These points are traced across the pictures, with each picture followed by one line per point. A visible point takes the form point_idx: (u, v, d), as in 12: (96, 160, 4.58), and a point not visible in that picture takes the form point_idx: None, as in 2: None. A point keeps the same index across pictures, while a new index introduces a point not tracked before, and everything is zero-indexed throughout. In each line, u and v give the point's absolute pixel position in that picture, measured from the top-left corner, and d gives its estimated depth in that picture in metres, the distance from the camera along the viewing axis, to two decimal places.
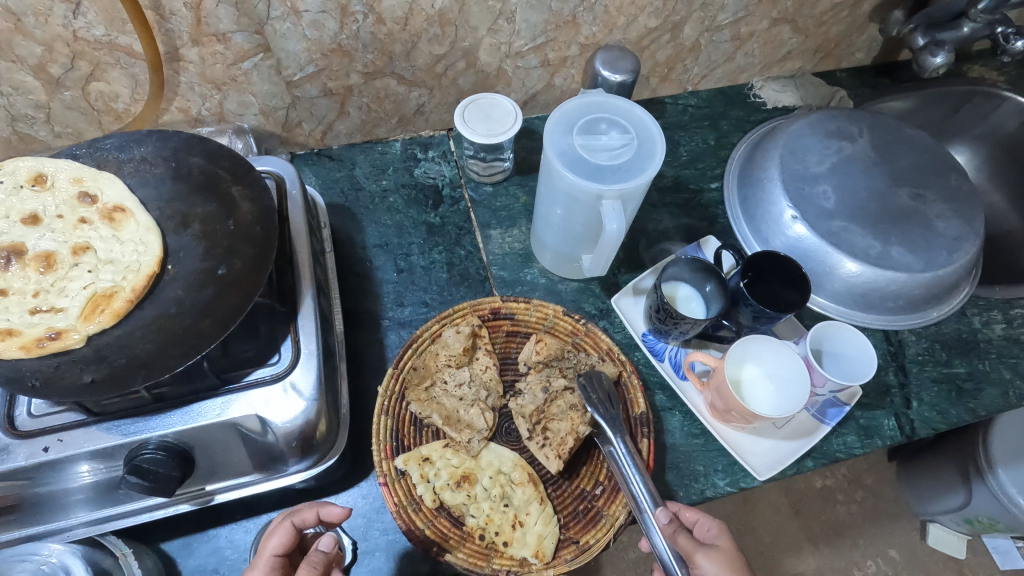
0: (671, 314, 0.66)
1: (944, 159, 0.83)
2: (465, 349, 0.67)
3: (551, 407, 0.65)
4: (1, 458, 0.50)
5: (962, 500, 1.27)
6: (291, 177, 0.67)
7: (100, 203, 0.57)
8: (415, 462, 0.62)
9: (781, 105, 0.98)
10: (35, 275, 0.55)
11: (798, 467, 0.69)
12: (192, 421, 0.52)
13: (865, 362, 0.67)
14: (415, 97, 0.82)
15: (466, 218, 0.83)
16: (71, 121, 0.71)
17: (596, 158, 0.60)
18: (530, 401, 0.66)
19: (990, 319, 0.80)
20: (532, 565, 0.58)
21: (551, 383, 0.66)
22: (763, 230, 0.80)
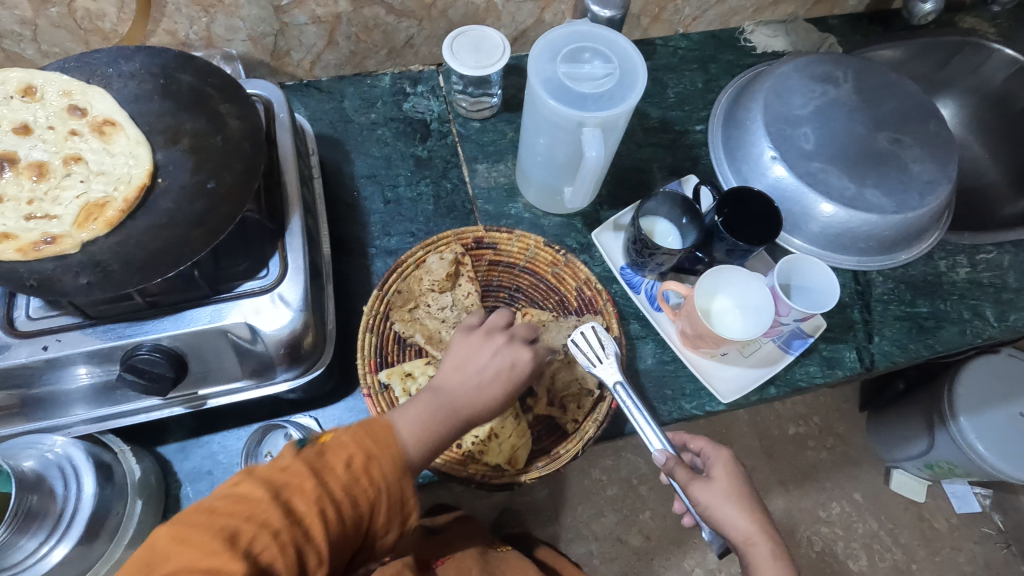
0: (646, 244, 0.69)
1: (926, 106, 0.85)
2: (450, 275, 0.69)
3: (555, 383, 0.67)
4: (4, 354, 0.53)
5: (925, 445, 1.33)
6: (280, 101, 0.68)
7: (90, 116, 0.57)
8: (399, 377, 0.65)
9: (771, 50, 0.98)
10: (29, 183, 0.56)
11: (761, 394, 0.73)
12: (185, 326, 0.55)
13: (830, 293, 0.70)
14: (404, 28, 0.82)
15: (453, 152, 0.85)
16: (58, 40, 0.71)
17: (579, 86, 0.61)
18: None
19: (956, 263, 0.83)
20: (505, 471, 0.62)
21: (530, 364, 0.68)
22: (745, 171, 0.82)
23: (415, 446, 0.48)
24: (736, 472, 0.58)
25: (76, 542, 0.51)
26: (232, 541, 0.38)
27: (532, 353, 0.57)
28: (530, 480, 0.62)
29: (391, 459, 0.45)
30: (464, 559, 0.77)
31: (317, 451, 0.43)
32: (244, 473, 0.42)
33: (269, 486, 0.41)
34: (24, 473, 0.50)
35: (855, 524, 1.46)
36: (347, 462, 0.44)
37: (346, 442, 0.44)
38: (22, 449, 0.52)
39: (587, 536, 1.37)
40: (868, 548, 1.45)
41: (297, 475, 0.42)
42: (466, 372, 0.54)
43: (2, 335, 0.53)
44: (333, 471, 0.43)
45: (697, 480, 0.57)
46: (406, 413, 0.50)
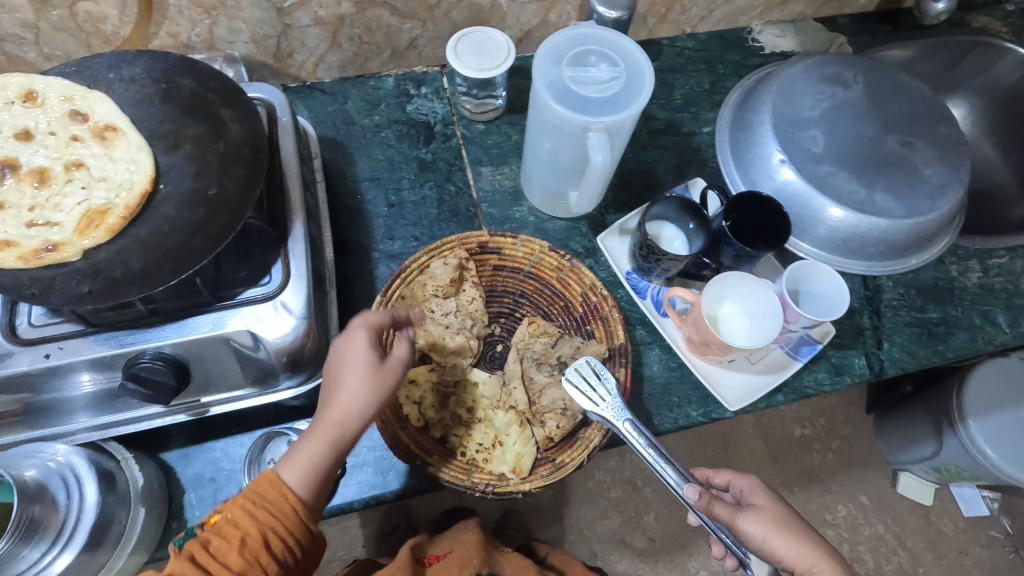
0: (652, 250, 0.68)
1: (937, 109, 0.83)
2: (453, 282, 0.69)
3: (540, 399, 0.66)
4: (4, 363, 0.52)
5: (933, 449, 1.32)
6: (282, 105, 0.67)
7: (92, 121, 0.57)
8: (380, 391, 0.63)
9: (779, 51, 0.97)
10: (30, 189, 0.55)
11: (768, 401, 0.72)
12: (187, 334, 0.54)
13: (838, 300, 0.69)
14: (408, 30, 0.81)
15: (457, 154, 0.84)
16: (59, 43, 0.70)
17: (584, 90, 0.60)
18: (486, 390, 0.67)
19: (967, 268, 0.82)
20: (510, 479, 0.61)
21: (531, 375, 0.68)
22: (752, 174, 0.81)
23: (305, 493, 0.51)
24: (770, 500, 0.59)
25: (78, 550, 0.51)
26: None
27: (366, 331, 0.55)
28: (535, 489, 0.61)
29: (285, 518, 0.49)
30: (463, 552, 0.77)
31: (205, 540, 0.46)
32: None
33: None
34: (26, 483, 0.49)
35: (861, 527, 1.45)
36: (235, 538, 0.46)
37: (234, 519, 0.47)
38: (23, 458, 0.52)
39: (591, 537, 1.36)
40: (874, 551, 1.44)
41: (185, 571, 0.44)
42: (352, 404, 0.53)
43: (3, 343, 0.53)
44: (228, 553, 0.46)
45: (738, 511, 0.57)
46: (291, 458, 0.52)
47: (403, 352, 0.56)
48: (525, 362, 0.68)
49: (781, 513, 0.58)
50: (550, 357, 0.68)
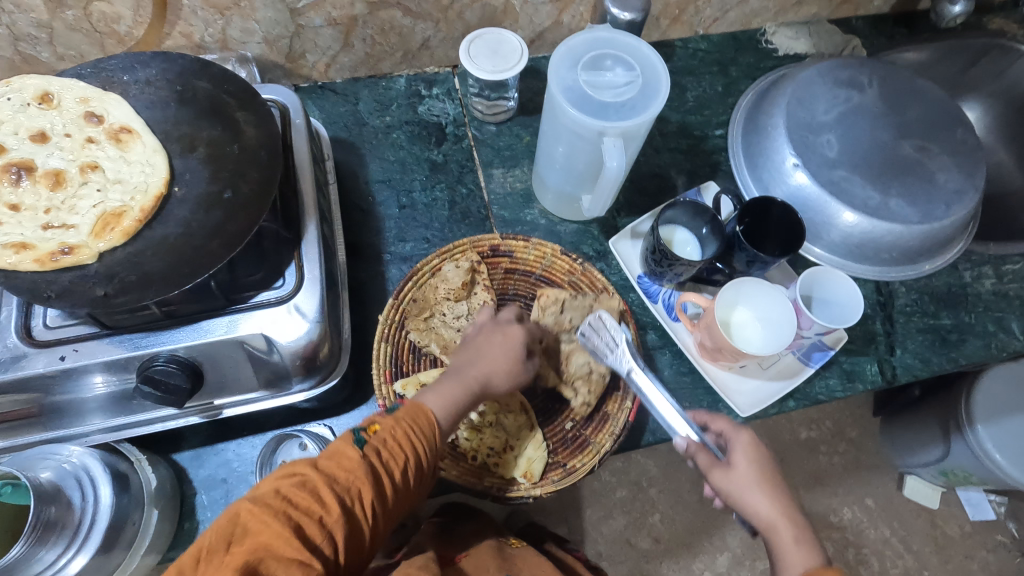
0: (666, 255, 0.68)
1: (952, 114, 0.82)
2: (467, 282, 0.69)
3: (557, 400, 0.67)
4: (21, 364, 0.53)
5: (940, 453, 1.32)
6: (295, 106, 0.67)
7: (107, 123, 0.57)
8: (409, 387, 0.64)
9: (793, 53, 0.96)
10: (46, 192, 0.55)
11: (780, 407, 0.71)
12: (201, 337, 0.55)
13: (853, 307, 0.69)
14: (420, 31, 0.81)
15: (469, 156, 0.84)
16: (73, 43, 0.70)
17: (600, 94, 0.60)
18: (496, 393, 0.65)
19: (981, 274, 0.82)
20: (521, 484, 0.61)
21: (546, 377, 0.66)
22: (765, 178, 0.80)
23: (447, 426, 0.55)
24: (758, 456, 0.58)
25: (93, 551, 0.52)
26: (301, 531, 0.43)
27: (524, 328, 0.63)
28: (546, 493, 0.61)
29: (428, 445, 0.52)
30: (481, 559, 0.76)
31: (376, 449, 0.49)
32: (310, 462, 0.47)
33: (329, 482, 0.46)
34: (42, 484, 0.50)
35: (866, 530, 1.45)
36: (400, 456, 0.49)
37: (397, 437, 0.50)
38: (37, 460, 0.52)
39: (597, 537, 1.37)
40: (879, 555, 1.44)
41: (361, 479, 0.46)
42: (500, 369, 0.59)
43: (19, 344, 0.53)
44: (395, 469, 0.49)
45: (718, 468, 0.58)
46: (435, 393, 0.56)
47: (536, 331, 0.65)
48: (545, 336, 0.67)
49: (761, 474, 0.57)
50: (565, 326, 0.68)
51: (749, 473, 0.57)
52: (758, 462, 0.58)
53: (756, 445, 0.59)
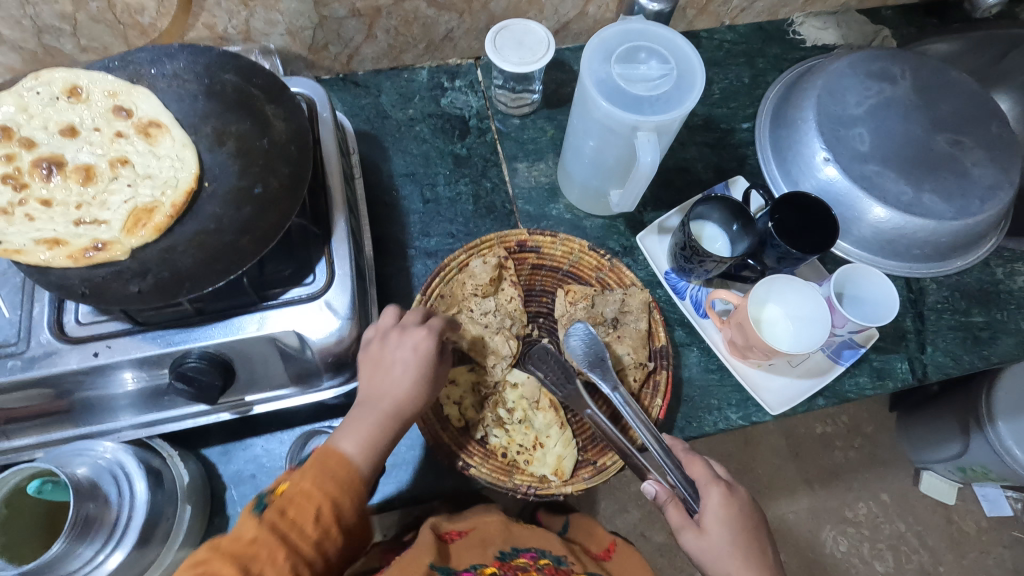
0: (697, 251, 0.67)
1: (987, 107, 0.81)
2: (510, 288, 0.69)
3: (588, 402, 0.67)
4: (54, 360, 0.53)
5: (958, 449, 1.31)
6: (322, 100, 0.66)
7: (136, 118, 0.56)
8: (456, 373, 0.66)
9: (821, 44, 0.94)
10: (77, 187, 0.55)
11: (809, 405, 0.71)
12: (233, 333, 0.54)
13: (887, 305, 0.68)
14: (444, 22, 0.80)
15: (493, 149, 0.83)
16: (97, 35, 0.70)
17: (634, 88, 0.59)
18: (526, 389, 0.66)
19: (1014, 271, 0.80)
20: (551, 482, 0.61)
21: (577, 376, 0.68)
22: (794, 172, 0.79)
23: (363, 462, 0.52)
24: (730, 517, 0.56)
25: (131, 548, 0.51)
26: None
27: (426, 332, 0.58)
28: (576, 492, 0.61)
29: (346, 489, 0.50)
30: (485, 525, 0.65)
31: (278, 511, 0.47)
32: (212, 543, 0.45)
33: (236, 558, 0.44)
34: (80, 480, 0.50)
35: (881, 525, 1.44)
36: (309, 512, 0.48)
37: (304, 490, 0.48)
38: (73, 456, 0.52)
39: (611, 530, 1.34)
40: (895, 550, 1.43)
41: (266, 547, 0.45)
42: (404, 404, 0.56)
43: (53, 340, 0.53)
44: (301, 530, 0.47)
45: (692, 530, 0.57)
46: (350, 430, 0.54)
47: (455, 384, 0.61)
48: None
49: (735, 532, 0.56)
50: (599, 318, 0.68)
51: (724, 542, 0.55)
52: (732, 519, 0.56)
53: (731, 499, 0.57)
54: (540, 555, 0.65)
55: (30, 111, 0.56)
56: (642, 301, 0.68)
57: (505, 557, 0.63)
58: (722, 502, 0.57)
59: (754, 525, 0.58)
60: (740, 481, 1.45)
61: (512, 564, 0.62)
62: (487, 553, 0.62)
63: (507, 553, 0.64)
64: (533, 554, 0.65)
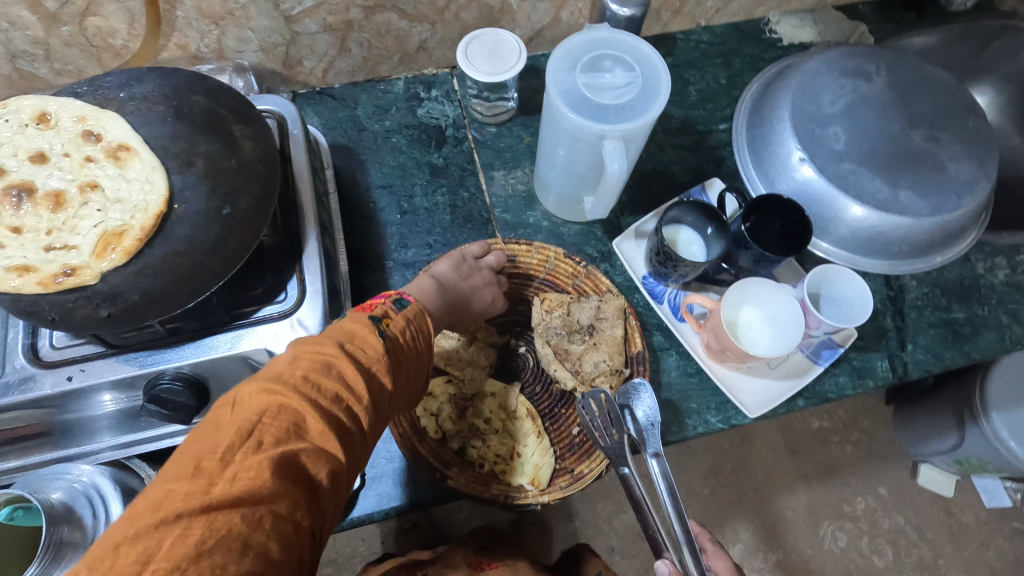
0: (670, 256, 0.67)
1: (964, 101, 0.80)
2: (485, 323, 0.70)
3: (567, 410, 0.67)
4: (28, 386, 0.53)
5: (954, 442, 1.30)
6: (292, 116, 0.67)
7: (105, 142, 0.56)
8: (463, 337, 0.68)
9: (798, 42, 0.94)
10: (47, 215, 0.55)
11: (789, 406, 0.71)
12: (206, 353, 0.55)
13: (860, 305, 0.68)
14: (417, 33, 0.80)
15: (470, 158, 0.83)
16: (71, 58, 0.70)
17: (599, 97, 0.59)
18: (505, 399, 0.67)
19: (994, 265, 0.80)
20: (528, 491, 0.61)
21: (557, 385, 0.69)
22: (770, 173, 0.79)
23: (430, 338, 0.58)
24: None
25: None
26: (334, 420, 0.42)
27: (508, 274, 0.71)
28: (553, 500, 0.61)
29: (426, 344, 0.54)
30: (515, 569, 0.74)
31: (393, 340, 0.49)
32: (336, 345, 0.46)
33: (358, 370, 0.45)
34: (53, 505, 0.51)
35: (880, 519, 1.43)
36: (407, 354, 0.50)
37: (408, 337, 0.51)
38: (49, 481, 0.53)
39: (608, 532, 1.32)
40: (894, 544, 1.42)
41: (384, 368, 0.47)
42: (473, 311, 0.66)
43: (27, 365, 0.54)
44: (404, 363, 0.50)
45: None
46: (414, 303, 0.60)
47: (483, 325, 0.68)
48: (555, 337, 0.68)
49: None
50: (575, 326, 0.68)
51: None
52: None
53: None
54: None
55: None
56: (617, 308, 0.68)
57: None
58: None
59: None
60: (737, 479, 1.45)
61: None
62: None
63: None
64: None
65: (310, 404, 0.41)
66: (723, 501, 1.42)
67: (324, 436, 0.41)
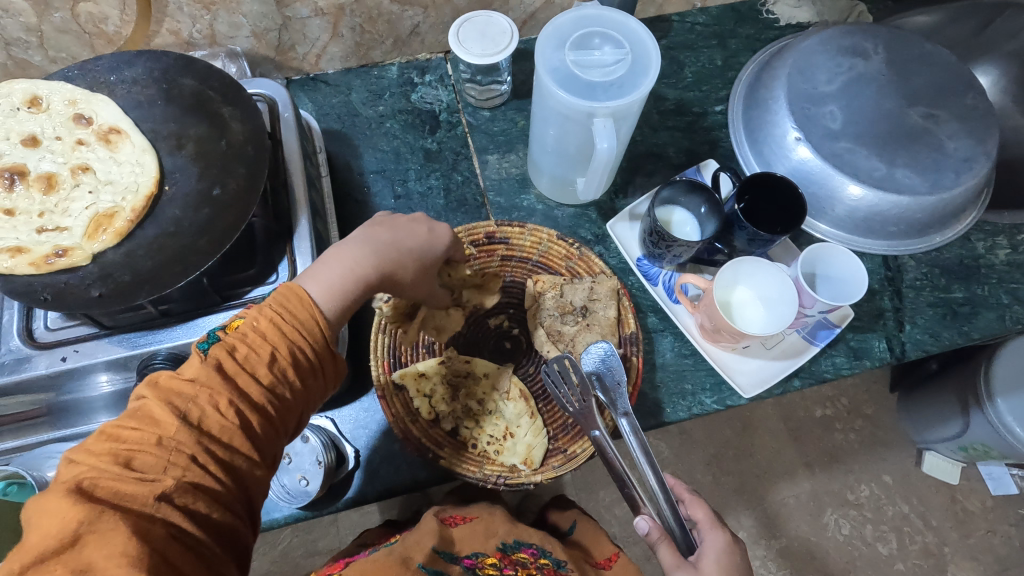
0: (663, 236, 0.67)
1: (964, 78, 0.79)
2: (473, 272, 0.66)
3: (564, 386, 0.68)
4: (25, 366, 0.54)
5: (959, 428, 1.28)
6: (283, 100, 0.67)
7: (96, 125, 0.57)
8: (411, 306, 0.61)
9: (795, 22, 0.93)
10: (39, 196, 0.56)
11: (785, 386, 0.71)
12: (197, 333, 0.56)
13: (855, 284, 0.68)
14: (409, 17, 0.79)
15: (463, 143, 0.83)
16: (64, 45, 0.70)
17: (588, 74, 0.58)
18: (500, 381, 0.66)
19: (994, 245, 0.79)
20: (521, 471, 0.61)
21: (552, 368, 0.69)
22: (766, 153, 0.78)
23: (329, 315, 0.48)
24: (728, 566, 0.53)
25: None
26: (151, 449, 0.39)
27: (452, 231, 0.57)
28: (546, 480, 0.61)
29: (308, 328, 0.46)
30: (488, 520, 0.68)
31: (226, 345, 0.43)
32: (148, 381, 0.42)
33: (168, 397, 0.41)
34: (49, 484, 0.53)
35: (884, 507, 1.42)
36: (262, 347, 0.44)
37: (258, 327, 0.44)
38: (46, 459, 0.55)
39: (610, 520, 1.32)
40: (898, 531, 1.41)
41: (214, 376, 0.42)
42: (401, 277, 0.53)
43: (22, 346, 0.55)
44: (256, 358, 0.43)
45: (686, 568, 0.53)
46: (317, 275, 0.49)
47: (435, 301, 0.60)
48: (547, 318, 0.68)
49: None
50: (568, 307, 0.68)
51: None
52: (729, 567, 0.53)
53: (732, 547, 0.55)
54: (541, 553, 0.67)
55: None
56: (610, 288, 0.68)
57: (507, 549, 0.66)
58: (717, 548, 0.54)
59: None
60: (739, 466, 1.44)
61: (512, 558, 0.65)
62: (489, 542, 0.65)
63: (509, 546, 0.66)
64: (535, 551, 0.68)
65: (109, 452, 0.38)
66: (725, 489, 1.42)
67: (132, 476, 0.37)
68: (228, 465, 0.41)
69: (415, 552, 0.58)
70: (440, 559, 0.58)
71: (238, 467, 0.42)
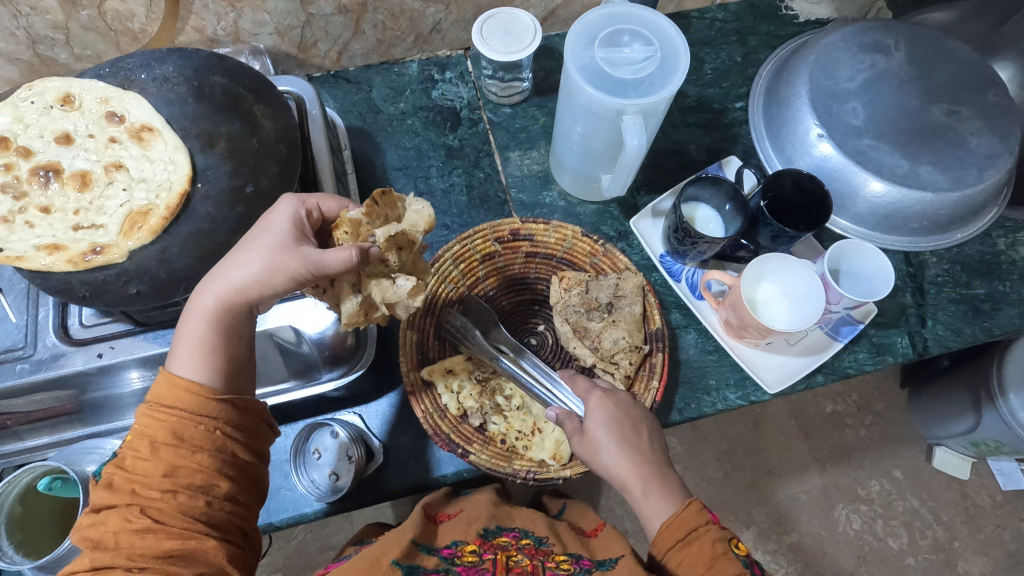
0: (689, 233, 0.67)
1: (987, 74, 0.79)
2: (368, 207, 0.53)
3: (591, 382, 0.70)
4: (61, 362, 0.55)
5: (970, 424, 1.28)
6: (310, 97, 0.67)
7: (129, 122, 0.57)
8: (349, 291, 0.54)
9: (814, 18, 0.93)
10: (74, 194, 0.57)
11: (808, 382, 0.71)
12: None
13: (882, 279, 0.68)
14: (431, 14, 0.79)
15: (485, 140, 0.83)
16: (89, 43, 0.71)
17: (617, 72, 0.59)
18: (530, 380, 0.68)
19: (1016, 241, 0.79)
20: (550, 466, 0.61)
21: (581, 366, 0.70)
22: (788, 150, 0.78)
23: (207, 377, 0.49)
24: (608, 415, 0.58)
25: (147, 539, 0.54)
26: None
27: (288, 209, 0.51)
28: (576, 475, 0.61)
29: (189, 403, 0.47)
30: (476, 509, 0.62)
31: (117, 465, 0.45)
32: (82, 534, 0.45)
33: (90, 539, 0.43)
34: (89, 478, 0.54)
35: (894, 502, 1.43)
36: (146, 450, 0.45)
37: (140, 430, 0.46)
38: (84, 454, 0.56)
39: None
40: (909, 526, 1.41)
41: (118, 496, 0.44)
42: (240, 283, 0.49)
43: (58, 343, 0.56)
44: (146, 461, 0.45)
45: (579, 436, 0.59)
46: (183, 348, 0.49)
47: (336, 266, 0.49)
48: (573, 315, 0.68)
49: (611, 425, 0.58)
50: (594, 303, 0.68)
51: (603, 441, 0.57)
52: (608, 416, 0.58)
53: (608, 400, 0.60)
54: (524, 535, 0.58)
55: (25, 121, 0.58)
56: (636, 285, 0.68)
57: (488, 535, 0.56)
58: (599, 401, 0.60)
59: (637, 419, 0.59)
60: (749, 462, 1.45)
61: (493, 543, 0.55)
62: (469, 529, 0.57)
63: (490, 531, 0.57)
64: (517, 534, 0.58)
65: None
66: (736, 484, 1.43)
67: None
68: (169, 559, 0.43)
69: (392, 548, 0.52)
70: (415, 552, 0.52)
71: (185, 556, 0.44)
